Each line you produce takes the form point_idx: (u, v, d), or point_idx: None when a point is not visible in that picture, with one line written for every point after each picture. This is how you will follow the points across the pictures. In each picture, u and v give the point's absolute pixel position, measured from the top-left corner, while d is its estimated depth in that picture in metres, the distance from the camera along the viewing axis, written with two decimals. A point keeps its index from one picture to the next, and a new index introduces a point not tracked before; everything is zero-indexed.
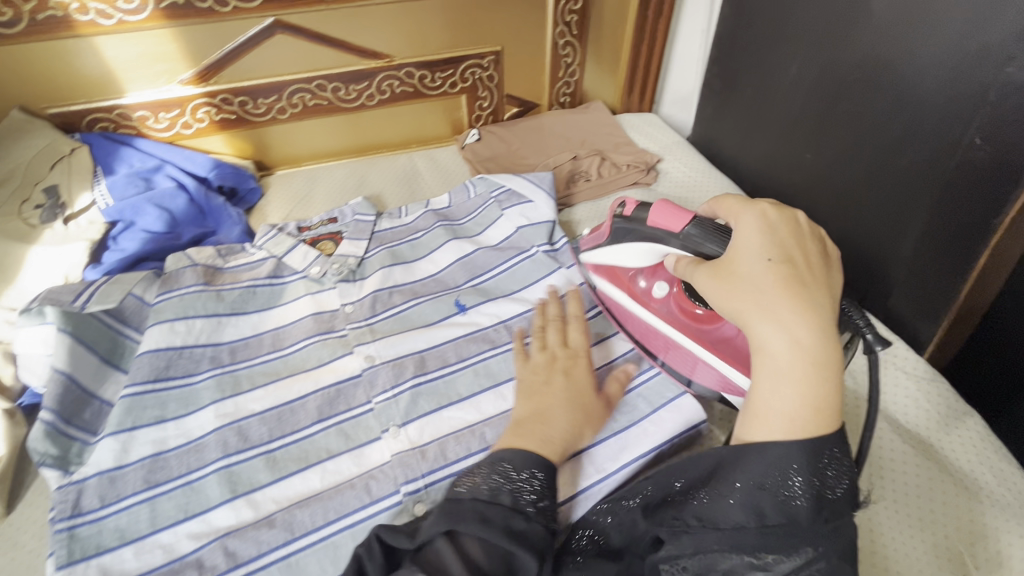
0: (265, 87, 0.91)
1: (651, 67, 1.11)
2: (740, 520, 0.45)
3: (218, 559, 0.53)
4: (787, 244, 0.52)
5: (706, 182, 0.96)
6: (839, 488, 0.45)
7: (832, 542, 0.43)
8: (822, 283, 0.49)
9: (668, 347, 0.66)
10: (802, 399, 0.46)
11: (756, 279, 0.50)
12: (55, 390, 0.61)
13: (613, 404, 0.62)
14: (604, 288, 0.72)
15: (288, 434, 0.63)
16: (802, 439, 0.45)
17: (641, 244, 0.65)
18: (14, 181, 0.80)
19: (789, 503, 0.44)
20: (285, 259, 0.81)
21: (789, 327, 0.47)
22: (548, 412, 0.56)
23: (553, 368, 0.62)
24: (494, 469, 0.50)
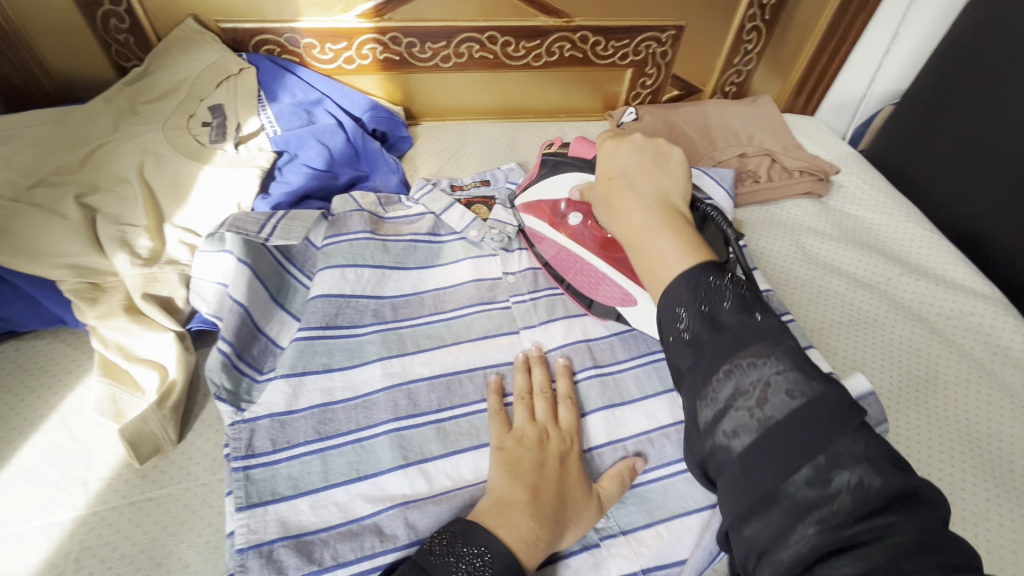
0: (438, 31, 0.86)
1: (829, 68, 1.02)
2: (692, 331, 0.40)
3: (399, 529, 0.50)
4: (645, 159, 0.52)
5: (887, 202, 0.88)
6: (735, 293, 0.40)
7: (752, 343, 0.38)
8: (652, 183, 0.50)
9: (577, 265, 0.69)
10: (676, 252, 0.44)
11: (607, 193, 0.52)
12: (232, 322, 0.59)
13: (607, 506, 0.52)
14: (531, 224, 0.73)
15: (457, 406, 0.60)
16: (681, 277, 0.42)
17: (566, 177, 0.68)
18: (181, 95, 0.77)
19: (691, 331, 0.40)
20: (442, 217, 0.77)
21: (645, 218, 0.47)
22: (539, 507, 0.48)
23: (544, 451, 0.53)
24: (469, 552, 0.44)
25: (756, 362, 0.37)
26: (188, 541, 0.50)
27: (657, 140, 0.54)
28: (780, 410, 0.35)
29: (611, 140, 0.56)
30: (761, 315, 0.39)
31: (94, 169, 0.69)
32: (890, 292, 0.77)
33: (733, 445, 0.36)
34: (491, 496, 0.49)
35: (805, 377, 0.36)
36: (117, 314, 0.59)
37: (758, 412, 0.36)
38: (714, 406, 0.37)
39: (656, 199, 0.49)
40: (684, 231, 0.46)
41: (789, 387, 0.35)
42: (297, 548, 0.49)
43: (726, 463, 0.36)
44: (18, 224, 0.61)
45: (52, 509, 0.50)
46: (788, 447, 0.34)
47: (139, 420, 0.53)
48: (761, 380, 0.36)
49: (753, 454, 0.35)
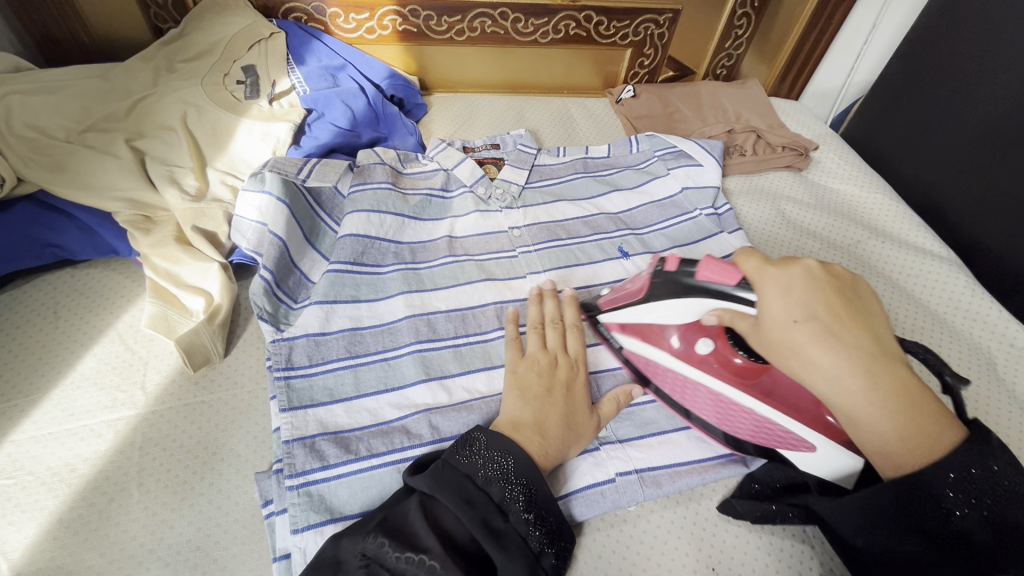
0: (455, 6, 0.92)
1: (812, 56, 1.10)
2: (916, 548, 0.41)
3: (424, 429, 0.58)
4: (832, 293, 0.46)
5: (859, 175, 0.97)
6: (979, 508, 0.39)
7: (1013, 553, 0.38)
8: (856, 331, 0.44)
9: (708, 399, 0.61)
10: (903, 440, 0.41)
11: (792, 345, 0.45)
12: (272, 254, 0.65)
13: (605, 422, 0.60)
14: (635, 349, 0.65)
15: (472, 334, 0.67)
16: (953, 463, 0.40)
17: (684, 300, 0.58)
18: (217, 54, 0.83)
19: (948, 526, 0.40)
20: (453, 173, 0.83)
21: (866, 385, 0.42)
22: (546, 425, 0.55)
23: (552, 377, 0.60)
24: (493, 455, 0.50)
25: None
26: (239, 437, 0.56)
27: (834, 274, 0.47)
28: None
29: (772, 271, 0.48)
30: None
31: (139, 118, 0.74)
32: (856, 252, 0.86)
33: None
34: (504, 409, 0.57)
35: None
36: (167, 243, 0.66)
37: None
38: None
39: (873, 357, 0.43)
40: (908, 394, 0.42)
41: None
42: (336, 442, 0.56)
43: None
44: (75, 161, 0.67)
45: (116, 406, 0.57)
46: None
47: (192, 332, 0.59)
48: None
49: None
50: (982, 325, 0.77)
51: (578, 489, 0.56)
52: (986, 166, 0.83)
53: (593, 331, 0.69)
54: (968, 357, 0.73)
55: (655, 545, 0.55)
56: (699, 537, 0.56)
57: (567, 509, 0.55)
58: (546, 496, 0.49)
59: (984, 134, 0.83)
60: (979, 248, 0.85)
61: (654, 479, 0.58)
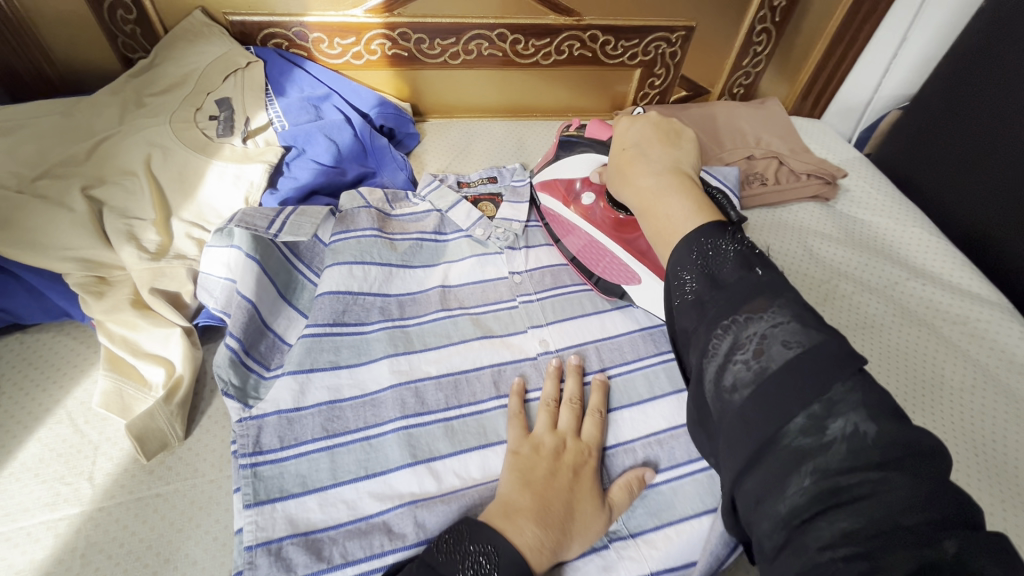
0: (447, 28, 0.85)
1: (837, 72, 1.02)
2: (689, 317, 0.41)
3: (408, 528, 0.50)
4: (657, 135, 0.54)
5: (894, 206, 0.88)
6: (736, 253, 0.41)
7: (752, 300, 0.38)
8: (663, 154, 0.52)
9: (590, 244, 0.71)
10: (686, 212, 0.46)
11: (621, 167, 0.54)
12: (240, 318, 0.58)
13: (615, 514, 0.52)
14: (546, 203, 0.76)
15: (465, 404, 0.60)
16: (696, 233, 0.43)
17: (585, 152, 0.71)
18: (188, 87, 0.76)
19: (694, 289, 0.41)
20: (447, 214, 0.76)
21: (657, 182, 0.49)
22: (547, 515, 0.48)
23: (559, 461, 0.52)
24: (474, 552, 0.44)
25: (759, 315, 0.37)
26: (195, 538, 0.49)
27: (669, 119, 0.56)
28: (776, 362, 0.35)
29: (623, 116, 0.58)
30: (762, 270, 0.40)
31: (100, 161, 0.68)
32: (895, 296, 0.77)
33: (732, 396, 0.36)
34: (499, 500, 0.49)
35: (802, 329, 0.36)
36: (124, 309, 0.59)
37: (755, 364, 0.36)
38: (714, 355, 0.38)
39: (669, 168, 0.51)
40: (692, 188, 0.48)
41: (785, 338, 0.36)
42: (307, 547, 0.49)
43: (722, 410, 0.37)
44: (23, 216, 0.60)
45: (58, 503, 0.50)
46: (784, 393, 0.34)
47: (146, 416, 0.53)
48: (757, 334, 0.37)
49: (751, 403, 0.35)
50: None
51: None
52: None
53: (535, 212, 0.79)
54: None
55: None
56: None
57: None
58: None
59: None
60: None
61: None
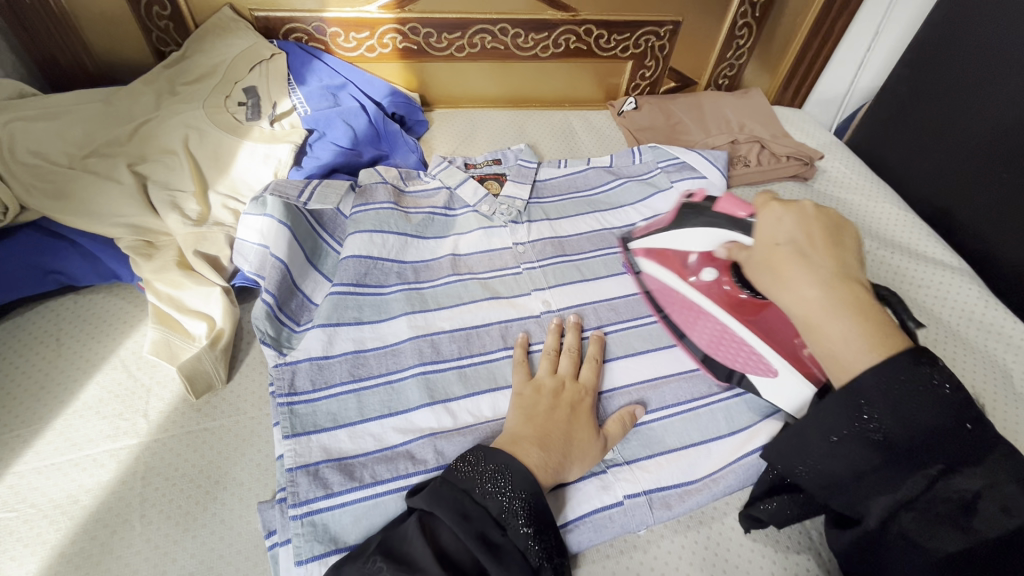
0: (454, 23, 0.93)
1: (814, 64, 1.09)
2: (866, 463, 0.44)
3: (429, 454, 0.57)
4: (816, 230, 0.52)
5: (866, 185, 0.96)
6: (938, 392, 0.43)
7: (970, 458, 0.42)
8: (826, 256, 0.50)
9: (707, 327, 0.68)
10: (860, 342, 0.45)
11: (770, 264, 0.51)
12: (275, 277, 0.65)
13: (612, 444, 0.58)
14: (650, 271, 0.74)
15: (476, 354, 0.66)
16: (873, 371, 0.44)
17: (704, 228, 0.71)
18: (218, 76, 0.83)
19: (883, 435, 0.44)
20: (456, 192, 0.83)
21: (824, 295, 0.47)
22: (548, 440, 0.54)
23: (558, 398, 0.59)
24: (491, 471, 0.50)
25: (965, 470, 0.42)
26: (241, 465, 0.56)
27: (828, 212, 0.54)
28: (989, 522, 0.41)
29: (774, 201, 0.55)
30: (973, 423, 0.43)
31: (142, 142, 0.75)
32: (867, 262, 0.84)
33: (939, 547, 0.42)
34: (509, 429, 0.56)
35: (1019, 496, 0.41)
36: (170, 269, 0.65)
37: (967, 525, 0.41)
38: (887, 512, 0.44)
39: (835, 277, 0.48)
40: (867, 310, 0.46)
41: (1003, 503, 0.41)
42: (340, 469, 0.55)
43: (909, 553, 0.43)
44: (78, 188, 0.67)
45: (119, 435, 0.56)
46: (988, 560, 0.40)
47: (195, 359, 0.59)
48: (972, 491, 0.42)
49: (952, 558, 0.41)
50: (998, 337, 0.76)
51: (586, 514, 0.55)
52: (997, 175, 0.82)
53: (623, 259, 0.79)
54: (984, 371, 0.72)
55: (670, 562, 0.55)
56: (707, 558, 0.55)
57: (575, 537, 0.54)
58: (543, 510, 0.50)
59: (994, 141, 0.82)
60: (990, 257, 0.84)
61: (663, 500, 0.57)
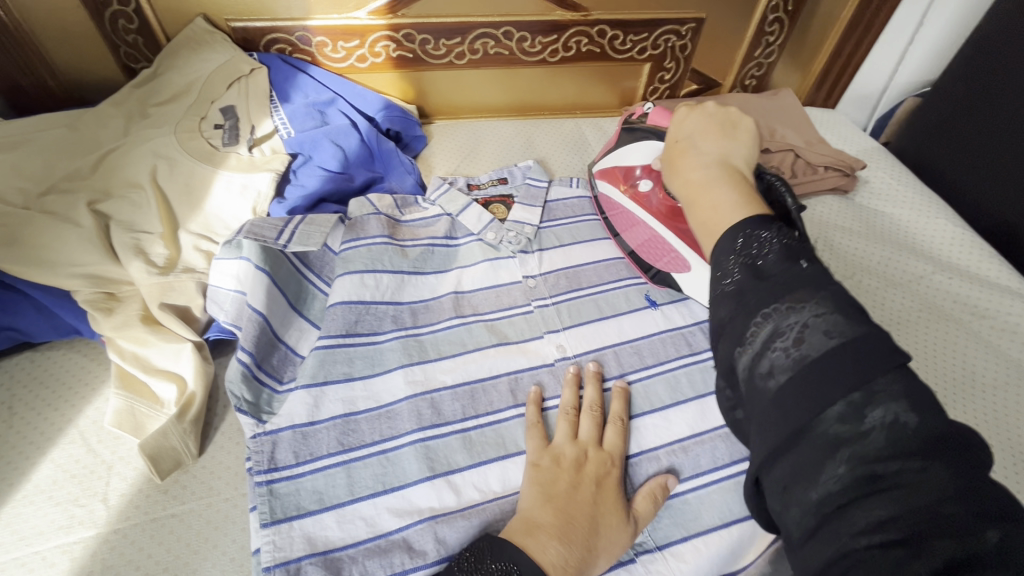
0: (452, 28, 0.84)
1: (852, 60, 0.99)
2: (723, 307, 0.40)
3: (428, 544, 0.49)
4: (715, 126, 0.55)
5: (916, 198, 0.86)
6: (778, 243, 0.40)
7: (797, 289, 0.37)
8: (716, 145, 0.53)
9: (644, 234, 0.70)
10: (732, 203, 0.45)
11: (671, 157, 0.55)
12: (252, 332, 0.57)
13: (641, 526, 0.50)
14: (605, 191, 0.76)
15: (483, 414, 0.58)
16: (733, 228, 0.43)
17: (642, 142, 0.71)
18: (192, 96, 0.75)
19: (732, 281, 0.40)
20: (458, 219, 0.75)
21: (704, 174, 0.50)
22: (569, 530, 0.46)
23: (580, 472, 0.51)
24: (495, 571, 0.43)
25: (802, 305, 0.36)
26: (212, 559, 0.48)
27: (726, 110, 0.56)
28: (815, 348, 0.35)
29: (683, 107, 0.59)
30: (808, 262, 0.39)
31: (106, 174, 0.67)
32: (922, 292, 0.75)
33: (768, 383, 0.36)
34: (521, 517, 0.48)
35: (848, 321, 0.35)
36: (134, 325, 0.58)
37: (794, 352, 0.35)
38: (748, 348, 0.37)
39: (718, 159, 0.51)
40: (742, 181, 0.48)
41: (827, 327, 0.35)
42: (326, 566, 0.47)
43: (755, 399, 0.36)
44: (31, 233, 0.60)
45: (73, 526, 0.49)
46: (825, 380, 0.33)
47: (159, 434, 0.52)
48: (798, 323, 0.36)
49: (787, 390, 0.34)
50: None
51: None
52: None
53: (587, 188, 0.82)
54: None
55: None
56: None
57: None
58: None
59: None
60: None
61: None
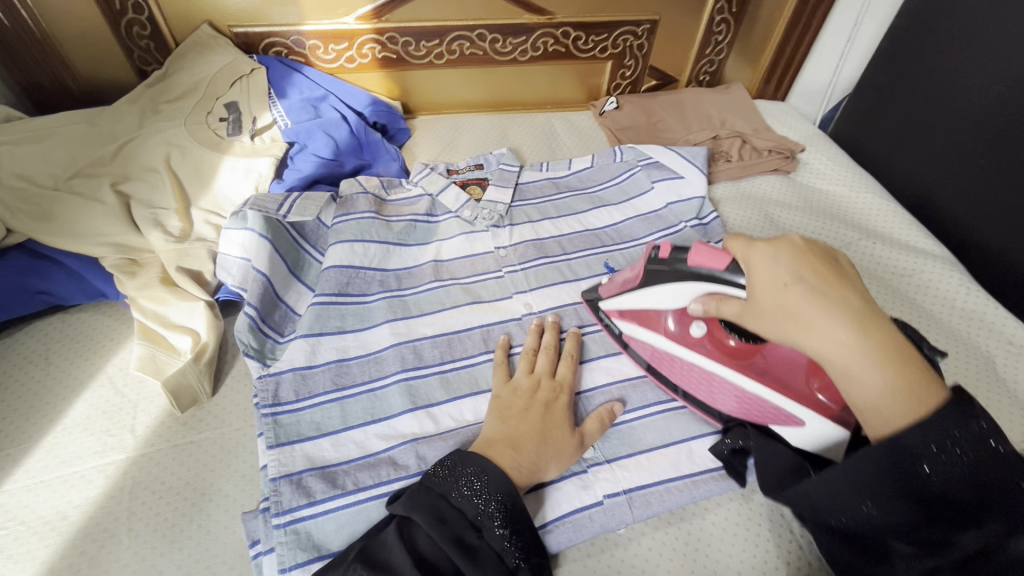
0: (431, 31, 0.93)
1: (794, 56, 1.10)
2: (896, 515, 0.40)
3: (411, 460, 0.58)
4: (815, 261, 0.48)
5: (850, 176, 0.96)
6: (976, 427, 0.39)
7: (1010, 498, 0.38)
8: (845, 291, 0.45)
9: (710, 383, 0.62)
10: (903, 391, 0.41)
11: (785, 308, 0.46)
12: (257, 291, 0.66)
13: (589, 441, 0.59)
14: (631, 332, 0.66)
15: (459, 359, 0.67)
16: (919, 424, 0.39)
17: (685, 283, 0.59)
18: (199, 93, 0.84)
19: (930, 479, 0.39)
20: (438, 199, 0.84)
21: (858, 343, 0.43)
22: (521, 442, 0.55)
23: (534, 398, 0.60)
24: (468, 476, 0.51)
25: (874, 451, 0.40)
26: (226, 476, 0.57)
27: (817, 241, 0.50)
28: (1016, 564, 0.36)
29: (757, 248, 0.50)
30: (997, 441, 0.39)
31: (125, 160, 0.76)
32: (849, 255, 0.84)
33: None
34: (487, 430, 0.57)
35: None
36: (153, 285, 0.67)
37: (999, 571, 0.37)
38: (924, 549, 0.39)
39: (857, 315, 0.44)
40: (904, 359, 0.42)
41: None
42: (323, 477, 0.56)
43: None
44: (62, 209, 0.68)
45: (106, 451, 0.58)
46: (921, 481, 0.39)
47: (178, 374, 0.60)
48: (993, 534, 0.37)
49: None
50: (981, 325, 0.76)
51: (567, 514, 0.56)
52: (979, 161, 0.81)
53: (593, 314, 0.72)
54: (967, 357, 0.72)
55: (648, 558, 0.55)
56: (687, 551, 0.55)
57: (555, 537, 0.54)
58: (520, 511, 0.51)
59: (973, 128, 0.82)
60: (972, 243, 0.84)
61: (643, 499, 0.57)
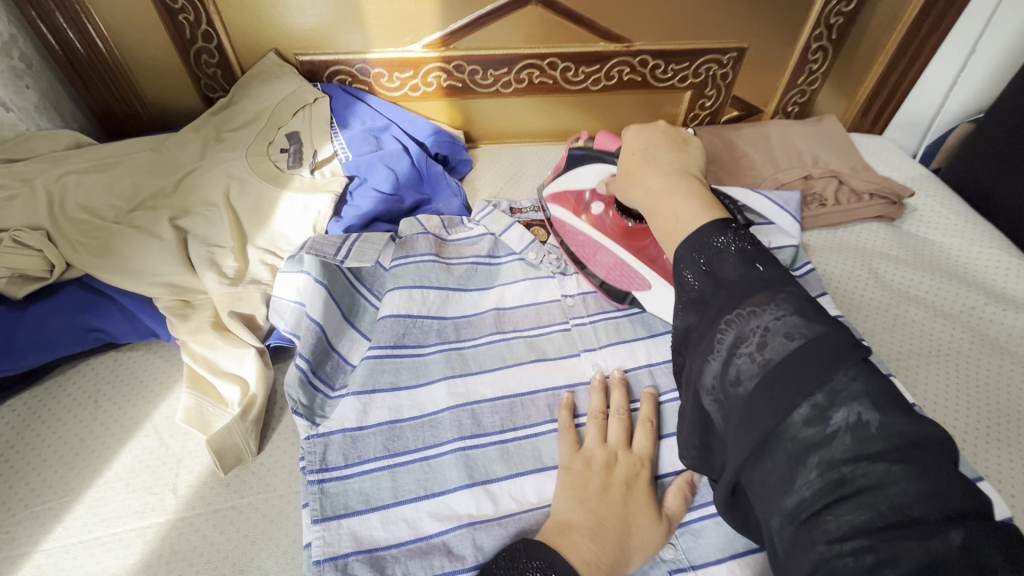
0: (499, 59, 0.89)
1: (898, 87, 0.99)
2: (684, 319, 0.42)
3: (467, 549, 0.51)
4: (668, 137, 0.54)
5: (969, 226, 0.84)
6: (737, 249, 0.41)
7: (753, 293, 0.38)
8: (673, 157, 0.51)
9: (606, 260, 0.71)
10: (695, 209, 0.45)
11: (629, 170, 0.53)
12: (310, 340, 0.62)
13: (672, 523, 0.52)
14: (553, 212, 0.76)
15: (521, 427, 0.60)
16: (685, 244, 0.43)
17: (588, 167, 0.71)
18: (262, 121, 0.82)
19: (694, 285, 0.41)
20: (501, 239, 0.78)
21: (665, 184, 0.48)
22: (602, 531, 0.48)
23: (610, 476, 0.53)
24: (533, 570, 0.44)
25: (759, 308, 0.37)
26: (267, 550, 0.52)
27: (676, 128, 0.55)
28: (779, 353, 0.35)
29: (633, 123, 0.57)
30: (762, 265, 0.40)
31: (185, 193, 0.74)
32: (971, 322, 0.73)
33: (733, 388, 0.36)
34: (557, 520, 0.50)
35: (805, 320, 0.36)
36: (206, 330, 0.64)
37: (759, 357, 0.36)
38: (715, 358, 0.38)
39: (679, 171, 0.49)
40: (701, 191, 0.47)
41: (785, 329, 0.36)
42: (370, 564, 0.50)
43: (725, 403, 0.37)
44: (121, 245, 0.67)
45: (147, 512, 0.54)
46: (787, 382, 0.34)
47: (224, 431, 0.57)
48: (760, 326, 0.37)
49: (752, 398, 0.35)
50: None
51: None
52: None
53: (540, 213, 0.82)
54: None
55: None
56: None
57: None
58: None
59: None
60: None
61: None
